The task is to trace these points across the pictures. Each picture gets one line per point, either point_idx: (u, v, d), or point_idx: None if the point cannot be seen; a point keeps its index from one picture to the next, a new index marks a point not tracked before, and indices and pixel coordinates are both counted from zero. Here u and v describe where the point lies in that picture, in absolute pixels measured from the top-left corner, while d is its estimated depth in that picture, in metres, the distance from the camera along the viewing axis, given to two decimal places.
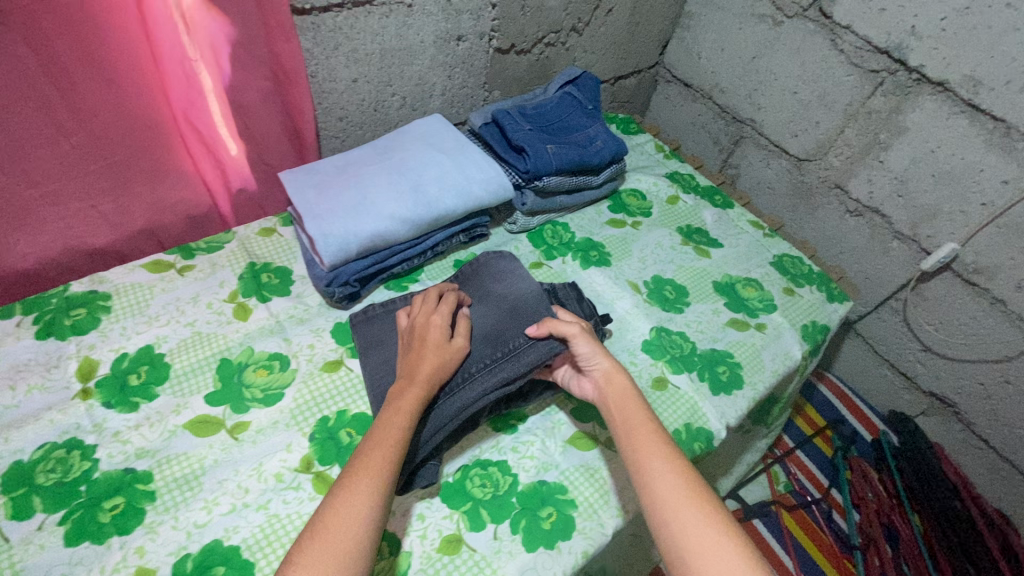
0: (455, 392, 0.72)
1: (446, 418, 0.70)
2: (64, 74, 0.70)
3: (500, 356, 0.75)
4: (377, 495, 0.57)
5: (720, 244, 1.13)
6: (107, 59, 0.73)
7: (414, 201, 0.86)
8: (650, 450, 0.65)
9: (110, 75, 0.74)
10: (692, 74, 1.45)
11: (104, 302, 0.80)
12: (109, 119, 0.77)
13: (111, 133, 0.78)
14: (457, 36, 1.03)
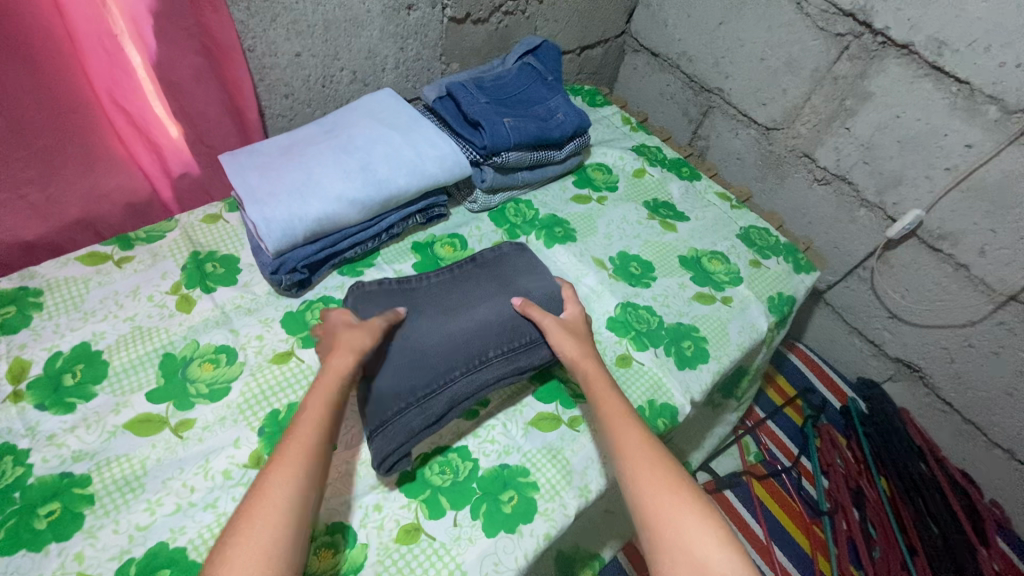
0: (468, 374, 0.73)
1: (460, 396, 0.71)
2: None
3: (516, 346, 0.77)
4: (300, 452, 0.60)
5: (687, 218, 1.11)
6: (15, 32, 0.66)
7: (363, 181, 0.82)
8: (618, 418, 0.68)
9: (22, 54, 0.68)
10: (658, 43, 1.42)
11: (35, 298, 0.75)
12: (27, 100, 0.71)
13: (34, 115, 0.73)
14: (406, 5, 0.97)
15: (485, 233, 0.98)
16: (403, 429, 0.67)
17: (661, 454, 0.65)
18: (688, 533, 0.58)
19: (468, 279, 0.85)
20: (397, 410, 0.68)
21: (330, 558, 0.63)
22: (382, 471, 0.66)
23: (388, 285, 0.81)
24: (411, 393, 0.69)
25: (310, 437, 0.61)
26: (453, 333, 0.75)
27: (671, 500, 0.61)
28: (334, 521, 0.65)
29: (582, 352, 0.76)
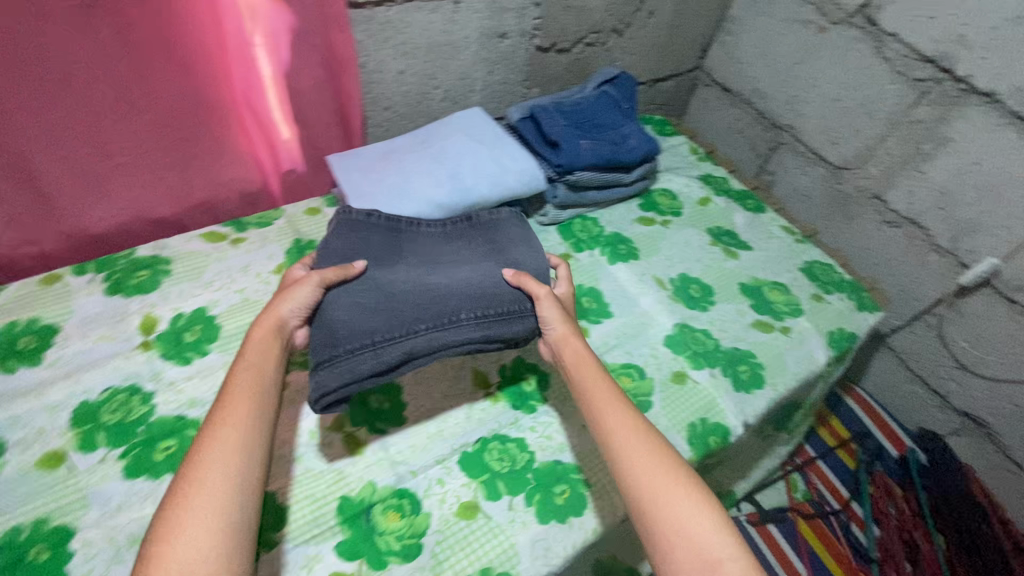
0: (434, 331, 0.71)
1: (419, 350, 0.70)
2: (141, 60, 0.78)
3: (491, 315, 0.74)
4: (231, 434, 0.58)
5: (750, 248, 1.13)
6: (176, 43, 0.79)
7: (450, 187, 0.91)
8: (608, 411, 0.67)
9: (180, 59, 0.80)
10: (732, 79, 1.46)
11: (166, 266, 0.87)
12: (174, 99, 0.84)
13: (178, 111, 0.85)
14: (500, 32, 1.07)
15: (553, 245, 1.05)
16: (351, 369, 0.66)
17: (655, 440, 0.64)
18: (681, 512, 0.58)
19: (459, 241, 0.85)
20: (351, 350, 0.67)
21: (398, 519, 0.69)
22: (315, 407, 0.66)
23: (374, 222, 0.81)
24: (369, 335, 0.68)
25: (247, 396, 0.61)
26: (430, 287, 0.74)
27: (663, 480, 0.61)
28: (402, 489, 0.72)
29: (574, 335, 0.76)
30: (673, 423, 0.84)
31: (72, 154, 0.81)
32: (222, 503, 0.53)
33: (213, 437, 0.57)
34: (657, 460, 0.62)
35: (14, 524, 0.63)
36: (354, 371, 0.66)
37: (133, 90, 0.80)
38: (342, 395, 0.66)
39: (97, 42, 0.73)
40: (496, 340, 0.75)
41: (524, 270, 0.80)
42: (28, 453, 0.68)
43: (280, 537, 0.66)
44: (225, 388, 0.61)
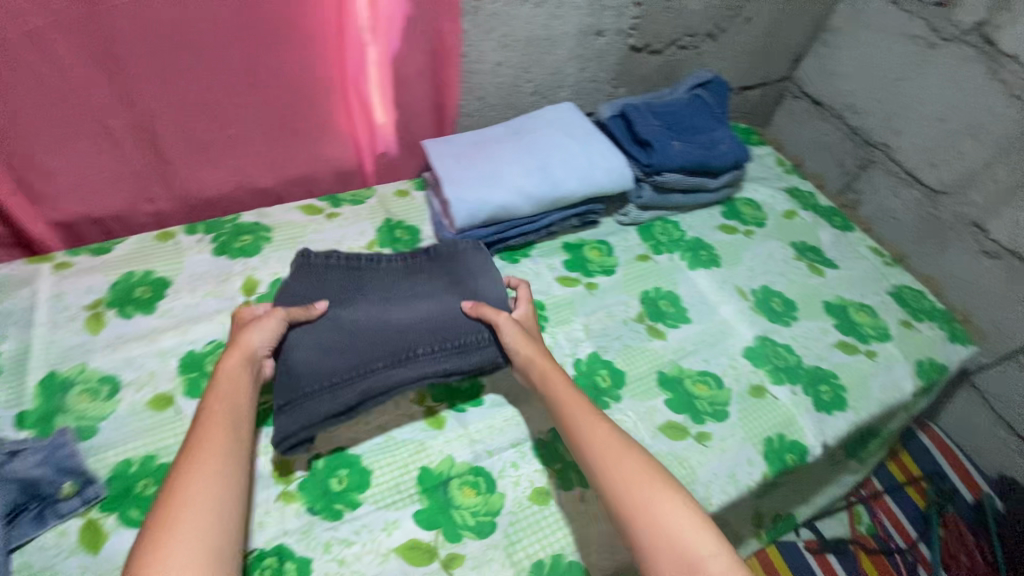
0: (393, 368, 0.72)
1: (375, 390, 0.70)
2: (266, 36, 0.83)
3: (448, 348, 0.75)
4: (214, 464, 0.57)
5: (836, 266, 1.10)
6: (296, 24, 0.83)
7: (540, 178, 0.92)
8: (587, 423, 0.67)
9: (301, 39, 0.85)
10: (824, 91, 1.41)
11: (267, 233, 0.92)
12: (291, 77, 0.89)
13: (288, 89, 0.90)
14: (597, 30, 1.07)
15: (632, 245, 1.04)
16: (309, 412, 0.68)
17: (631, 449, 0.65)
18: (665, 522, 0.58)
19: (423, 274, 0.84)
20: (310, 393, 0.69)
21: (473, 495, 0.71)
22: (284, 451, 0.68)
23: (335, 264, 0.81)
24: (328, 377, 0.70)
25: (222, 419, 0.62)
26: (389, 326, 0.76)
27: (643, 493, 0.61)
28: (478, 467, 0.73)
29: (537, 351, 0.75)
30: (749, 436, 0.82)
31: (190, 123, 0.87)
32: (207, 519, 0.53)
33: (194, 459, 0.57)
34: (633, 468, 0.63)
35: (126, 457, 0.68)
36: (313, 412, 0.68)
37: (253, 68, 0.85)
38: (299, 435, 0.67)
39: (225, 19, 0.79)
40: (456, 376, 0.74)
41: (483, 300, 0.80)
42: (141, 393, 0.73)
43: (363, 498, 0.69)
44: (202, 415, 0.62)
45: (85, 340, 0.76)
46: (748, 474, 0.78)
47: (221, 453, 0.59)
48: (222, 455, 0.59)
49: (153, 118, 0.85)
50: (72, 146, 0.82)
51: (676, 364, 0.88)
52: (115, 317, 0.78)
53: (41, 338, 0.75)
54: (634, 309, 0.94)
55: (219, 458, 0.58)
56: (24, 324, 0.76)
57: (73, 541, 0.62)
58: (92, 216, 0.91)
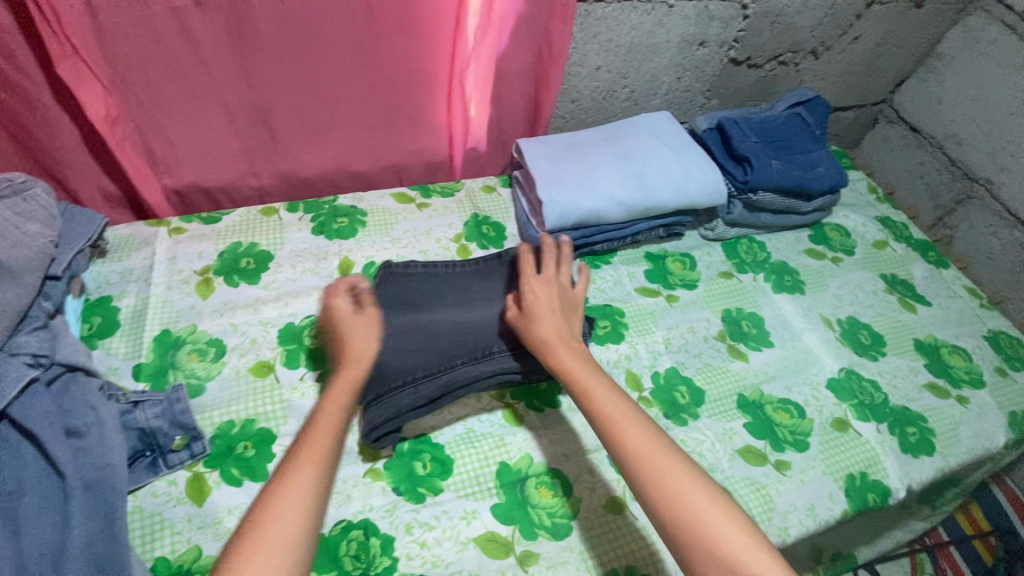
0: (471, 365, 0.75)
1: (456, 382, 0.73)
2: (381, 27, 0.84)
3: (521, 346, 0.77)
4: (310, 493, 0.56)
5: (928, 303, 1.05)
6: (415, 15, 0.84)
7: (634, 187, 0.92)
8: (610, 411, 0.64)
9: (414, 30, 0.86)
10: (924, 119, 1.35)
11: (362, 217, 0.95)
12: (399, 67, 0.90)
13: (397, 78, 0.92)
14: (700, 41, 1.05)
15: (715, 261, 1.02)
16: (393, 404, 0.71)
17: (660, 442, 0.62)
18: (703, 519, 0.56)
19: (497, 276, 0.86)
20: (394, 385, 0.72)
21: (549, 496, 0.71)
22: (371, 442, 0.70)
23: (414, 270, 0.84)
24: (410, 371, 0.73)
25: (327, 433, 0.61)
26: (465, 324, 0.78)
27: (677, 487, 0.58)
28: (556, 469, 0.74)
29: (545, 335, 0.71)
30: (831, 471, 0.79)
31: (302, 105, 0.90)
32: (293, 531, 0.53)
33: (290, 474, 0.56)
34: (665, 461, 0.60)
35: (229, 418, 0.71)
36: (398, 408, 0.70)
37: (365, 56, 0.87)
38: (383, 427, 0.70)
39: (348, 6, 0.81)
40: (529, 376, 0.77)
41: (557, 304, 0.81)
42: (243, 359, 0.77)
43: (445, 486, 0.71)
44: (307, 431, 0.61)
45: (195, 303, 0.80)
46: (828, 509, 0.76)
47: (316, 465, 0.58)
48: (316, 468, 0.57)
49: (269, 98, 0.88)
50: (195, 119, 0.86)
51: (758, 388, 0.86)
52: (223, 284, 0.83)
53: (157, 297, 0.80)
54: (715, 326, 0.92)
55: (315, 487, 0.56)
56: (143, 282, 0.82)
57: (181, 491, 0.66)
58: (202, 185, 0.96)
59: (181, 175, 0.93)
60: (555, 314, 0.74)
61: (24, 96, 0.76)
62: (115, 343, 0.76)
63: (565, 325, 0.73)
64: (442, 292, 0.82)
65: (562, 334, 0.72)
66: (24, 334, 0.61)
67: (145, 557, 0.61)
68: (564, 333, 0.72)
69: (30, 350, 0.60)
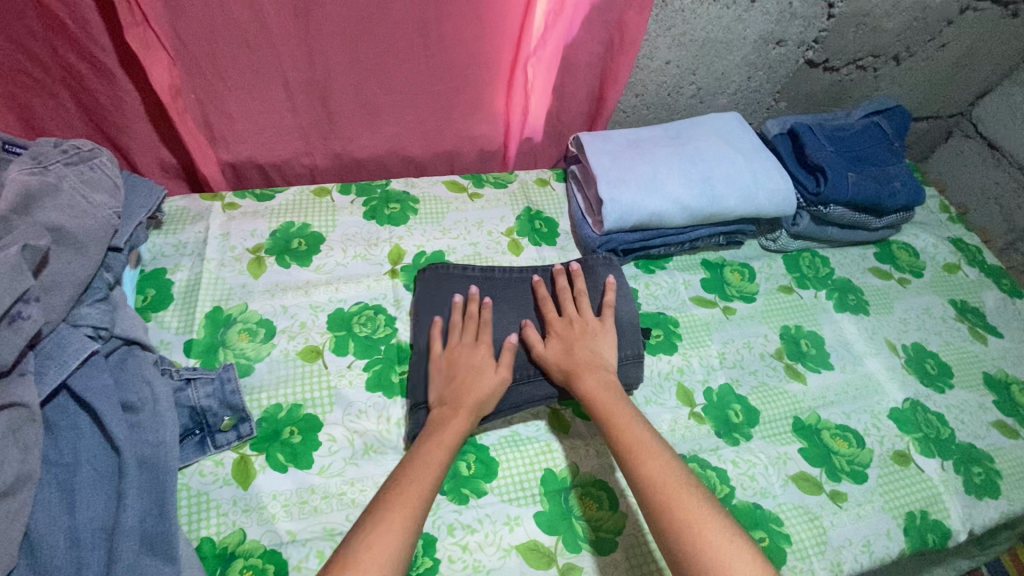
0: (522, 385, 0.73)
1: (506, 404, 0.73)
2: (450, 8, 0.80)
3: None
4: (420, 509, 0.58)
5: (1000, 334, 0.99)
6: None
7: (699, 191, 0.87)
8: (630, 437, 0.65)
9: (483, 14, 0.82)
10: (1006, 135, 1.26)
11: (414, 204, 0.93)
12: (464, 51, 0.87)
13: (458, 63, 0.88)
14: (778, 40, 0.99)
15: (775, 273, 0.97)
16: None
17: (677, 472, 0.62)
18: (709, 550, 0.55)
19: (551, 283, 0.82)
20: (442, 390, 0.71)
21: (593, 509, 0.69)
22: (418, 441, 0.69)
23: (470, 273, 0.81)
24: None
25: (433, 473, 0.62)
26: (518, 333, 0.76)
27: (683, 515, 0.58)
28: (602, 481, 0.71)
29: (573, 365, 0.72)
30: (890, 506, 0.75)
31: (361, 86, 0.88)
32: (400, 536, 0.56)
33: (403, 489, 0.59)
34: (678, 489, 0.60)
35: (276, 402, 0.71)
36: None
37: (430, 39, 0.84)
38: None
39: None
40: None
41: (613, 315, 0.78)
42: (292, 342, 0.76)
43: (489, 488, 0.69)
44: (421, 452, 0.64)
45: (247, 282, 0.80)
46: (884, 546, 0.72)
47: (421, 504, 0.59)
48: (420, 507, 0.59)
49: (330, 77, 0.85)
50: (255, 94, 0.85)
51: (815, 413, 0.82)
52: (274, 264, 0.82)
53: (209, 273, 0.79)
54: (773, 344, 0.88)
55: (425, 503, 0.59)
56: (196, 257, 0.81)
57: (227, 472, 0.65)
58: (256, 161, 0.95)
59: (237, 150, 0.91)
60: (583, 344, 0.74)
61: (92, 61, 0.75)
62: (168, 317, 0.76)
63: (592, 353, 0.74)
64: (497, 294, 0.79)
65: (586, 362, 0.72)
66: (85, 305, 0.60)
67: (191, 536, 0.61)
68: (594, 365, 0.72)
69: (91, 323, 0.60)
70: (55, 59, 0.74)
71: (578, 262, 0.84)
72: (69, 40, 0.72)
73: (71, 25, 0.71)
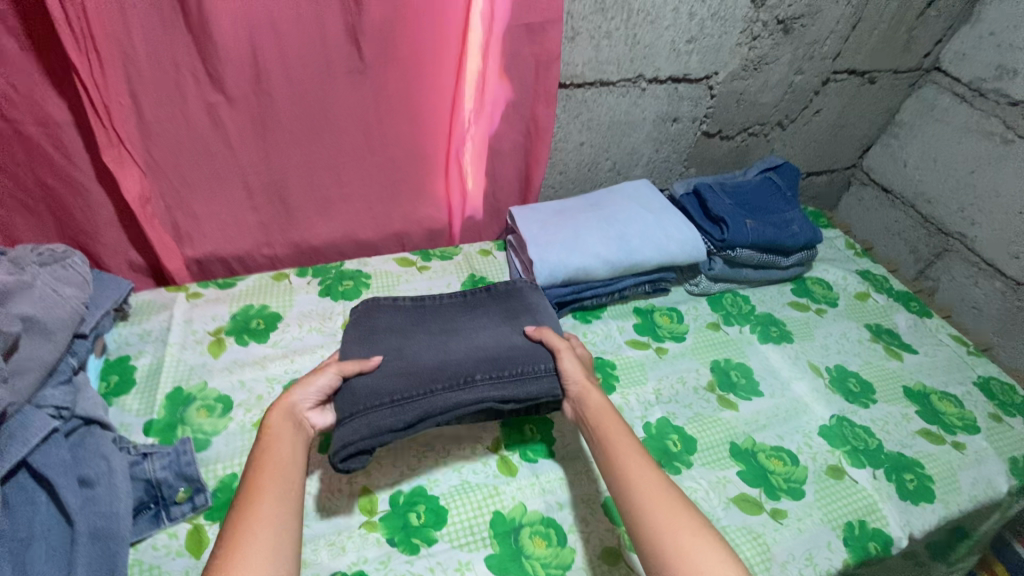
0: (449, 391, 0.74)
1: (435, 409, 0.73)
2: (387, 114, 0.95)
3: (506, 376, 0.77)
4: (275, 505, 0.59)
5: (915, 350, 1.08)
6: (416, 102, 0.95)
7: (617, 247, 0.99)
8: (624, 447, 0.69)
9: (416, 115, 0.97)
10: (894, 180, 1.45)
11: (366, 280, 1.02)
12: (402, 146, 1.00)
13: (400, 158, 1.01)
14: (673, 117, 1.17)
15: (702, 314, 1.07)
16: (370, 423, 0.70)
17: (664, 481, 0.65)
18: (687, 550, 0.58)
19: (481, 310, 0.90)
20: (370, 405, 0.72)
21: (544, 547, 0.71)
22: (338, 463, 0.69)
23: (400, 304, 0.88)
24: (388, 394, 0.73)
25: (279, 467, 0.63)
26: (449, 355, 0.79)
27: (665, 519, 0.61)
28: (550, 518, 0.74)
29: (588, 382, 0.77)
30: (828, 518, 0.79)
31: (315, 183, 1.00)
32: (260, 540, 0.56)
33: (252, 492, 0.60)
34: (667, 496, 0.63)
35: (232, 471, 0.74)
36: (359, 438, 0.69)
37: (373, 139, 0.97)
38: (348, 454, 0.69)
39: (358, 98, 0.92)
40: (512, 402, 0.76)
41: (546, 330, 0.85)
42: (249, 414, 0.80)
43: (439, 536, 0.71)
44: (261, 454, 0.64)
45: (207, 361, 0.86)
46: (827, 558, 0.75)
47: (275, 500, 0.60)
48: (274, 502, 0.60)
49: (287, 177, 0.97)
50: (218, 196, 0.96)
51: (750, 437, 0.87)
52: (233, 343, 0.89)
53: (171, 356, 0.85)
54: (704, 377, 0.95)
55: (280, 494, 0.61)
56: (160, 343, 0.88)
57: (180, 543, 0.67)
58: (220, 255, 1.04)
59: (201, 246, 1.01)
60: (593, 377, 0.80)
61: (69, 178, 0.86)
62: (130, 401, 0.80)
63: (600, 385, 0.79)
64: (425, 319, 0.86)
65: (598, 389, 0.77)
66: (50, 387, 0.66)
67: None
68: (600, 390, 0.77)
69: (54, 404, 0.65)
70: (36, 178, 0.84)
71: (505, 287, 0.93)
72: (50, 161, 0.83)
73: (52, 149, 0.82)
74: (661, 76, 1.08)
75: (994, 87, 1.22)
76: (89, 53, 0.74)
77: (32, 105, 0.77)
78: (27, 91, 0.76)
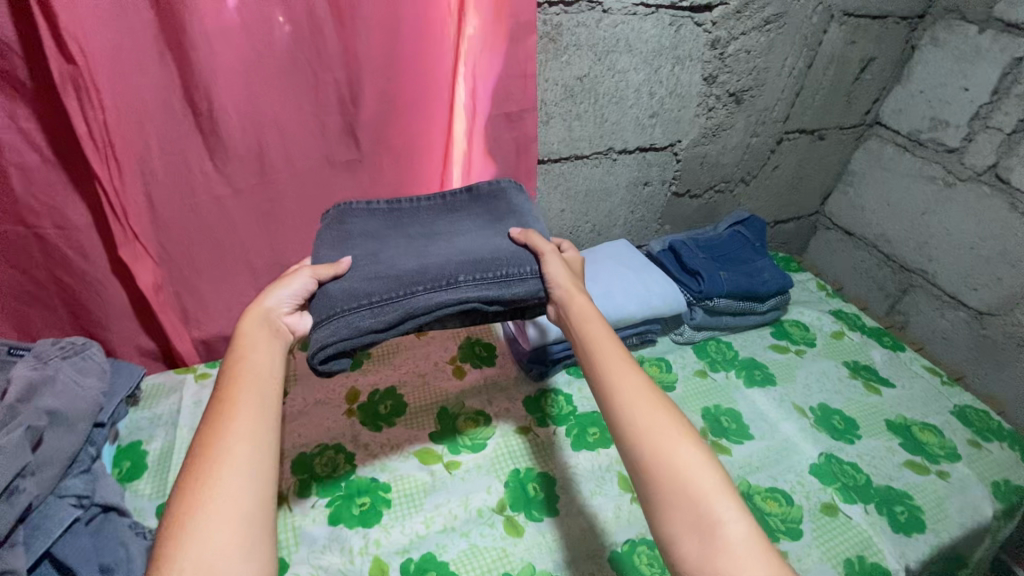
0: (427, 292, 0.76)
1: (415, 310, 0.75)
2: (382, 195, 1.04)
3: (490, 278, 0.78)
4: (247, 411, 0.60)
5: (892, 384, 1.13)
6: (408, 182, 1.04)
7: (603, 302, 1.05)
8: (608, 352, 0.71)
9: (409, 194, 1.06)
10: (855, 224, 1.56)
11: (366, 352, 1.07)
12: None
13: None
14: (644, 181, 1.27)
15: (688, 362, 1.12)
16: (347, 324, 0.73)
17: (645, 382, 0.67)
18: (662, 447, 0.61)
19: (461, 213, 0.92)
20: (349, 307, 0.74)
21: None
22: (317, 363, 0.73)
23: (375, 208, 0.91)
24: (367, 295, 0.75)
25: (251, 379, 0.64)
26: (428, 260, 0.80)
27: (643, 419, 0.63)
28: None
29: (574, 288, 0.78)
30: (828, 556, 0.81)
31: None
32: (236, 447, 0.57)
33: (225, 404, 0.61)
34: (647, 395, 0.66)
35: None
36: (337, 338, 0.72)
37: None
38: (329, 355, 0.73)
39: (355, 182, 1.00)
40: (495, 303, 0.79)
41: (533, 232, 0.86)
42: None
43: None
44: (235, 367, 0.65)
45: None
46: None
47: (248, 409, 0.61)
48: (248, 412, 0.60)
49: (290, 258, 1.04)
50: (226, 281, 1.02)
51: (745, 480, 0.91)
52: None
53: (182, 438, 0.88)
54: (696, 424, 0.99)
55: (254, 403, 0.61)
56: (170, 426, 0.90)
57: None
58: (227, 335, 1.09)
59: (209, 327, 1.06)
60: (578, 283, 0.81)
61: (85, 274, 0.91)
62: (142, 485, 0.82)
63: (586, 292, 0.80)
64: (404, 224, 0.89)
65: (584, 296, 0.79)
66: (72, 477, 0.70)
67: None
68: (585, 297, 0.79)
69: (75, 493, 0.68)
70: (54, 276, 0.90)
71: (482, 186, 0.94)
72: (68, 259, 0.89)
73: (71, 249, 0.88)
74: (630, 147, 1.19)
75: (930, 137, 1.35)
76: (109, 163, 0.80)
77: (54, 210, 0.84)
78: (51, 199, 0.83)
